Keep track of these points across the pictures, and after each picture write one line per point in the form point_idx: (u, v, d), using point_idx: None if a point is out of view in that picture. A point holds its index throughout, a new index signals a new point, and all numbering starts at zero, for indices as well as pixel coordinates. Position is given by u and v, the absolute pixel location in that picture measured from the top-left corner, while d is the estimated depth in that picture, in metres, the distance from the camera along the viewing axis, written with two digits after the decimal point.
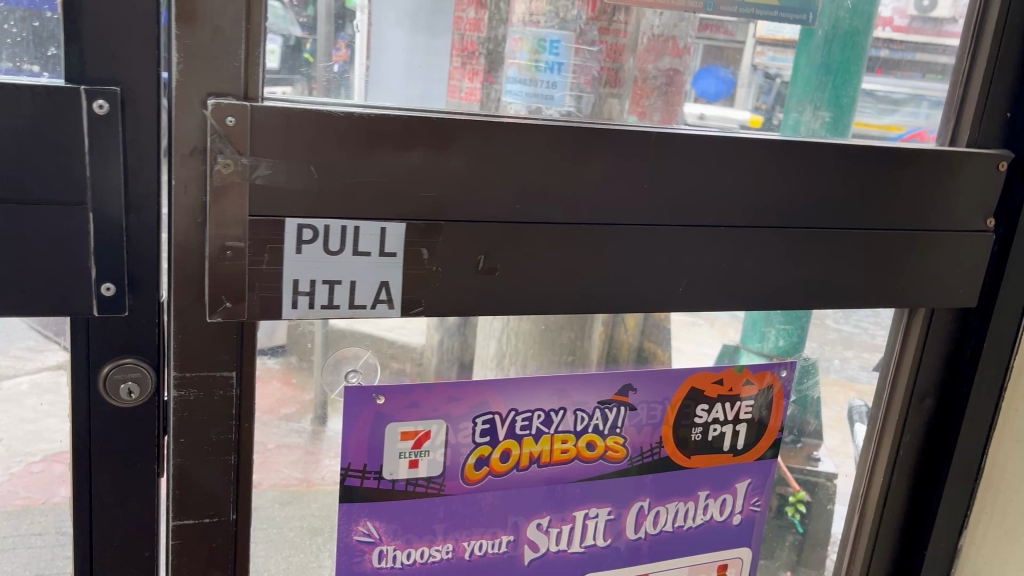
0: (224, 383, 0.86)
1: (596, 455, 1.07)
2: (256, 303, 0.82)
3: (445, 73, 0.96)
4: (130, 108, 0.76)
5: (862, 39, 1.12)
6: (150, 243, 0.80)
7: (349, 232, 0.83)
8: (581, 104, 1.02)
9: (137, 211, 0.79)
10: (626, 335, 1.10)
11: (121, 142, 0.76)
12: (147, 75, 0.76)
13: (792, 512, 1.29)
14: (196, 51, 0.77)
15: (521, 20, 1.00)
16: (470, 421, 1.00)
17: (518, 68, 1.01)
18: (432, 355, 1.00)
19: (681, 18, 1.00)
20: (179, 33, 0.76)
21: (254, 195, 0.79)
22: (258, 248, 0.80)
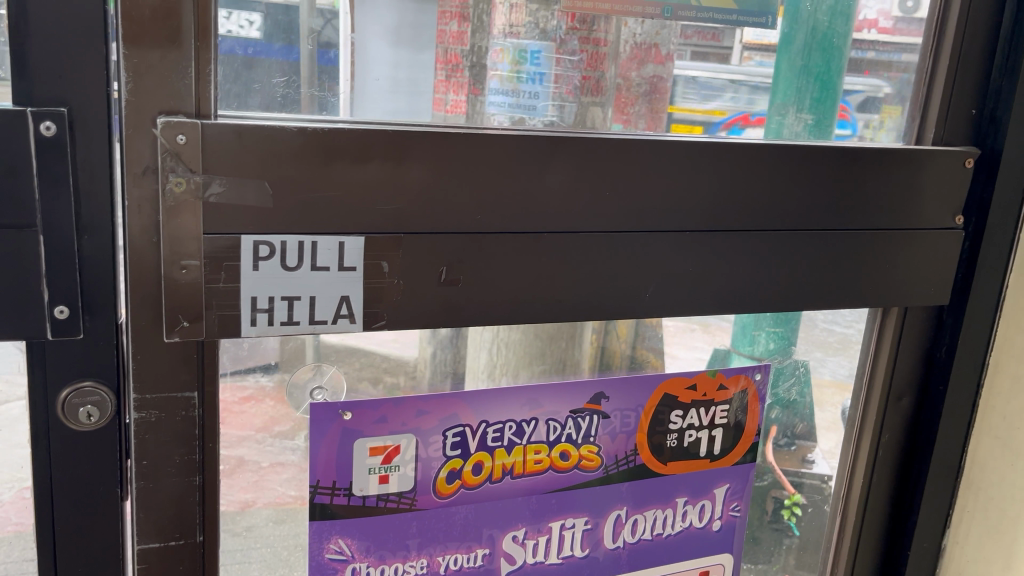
0: (186, 404, 0.85)
1: (570, 465, 1.07)
2: (214, 322, 0.81)
3: (429, 85, 0.95)
4: (80, 129, 0.76)
5: (843, 41, 1.12)
6: (105, 264, 0.80)
7: (307, 247, 0.83)
8: (564, 113, 1.01)
9: (91, 233, 0.79)
10: (619, 343, 1.09)
11: (70, 165, 0.76)
12: (96, 96, 0.76)
13: (788, 515, 1.28)
14: (145, 70, 0.76)
15: (501, 32, 0.97)
16: (440, 434, 0.99)
17: (500, 80, 0.99)
18: (425, 368, 1.01)
19: (663, 25, 1.00)
20: (127, 53, 0.75)
21: (208, 213, 0.78)
22: (214, 267, 0.80)
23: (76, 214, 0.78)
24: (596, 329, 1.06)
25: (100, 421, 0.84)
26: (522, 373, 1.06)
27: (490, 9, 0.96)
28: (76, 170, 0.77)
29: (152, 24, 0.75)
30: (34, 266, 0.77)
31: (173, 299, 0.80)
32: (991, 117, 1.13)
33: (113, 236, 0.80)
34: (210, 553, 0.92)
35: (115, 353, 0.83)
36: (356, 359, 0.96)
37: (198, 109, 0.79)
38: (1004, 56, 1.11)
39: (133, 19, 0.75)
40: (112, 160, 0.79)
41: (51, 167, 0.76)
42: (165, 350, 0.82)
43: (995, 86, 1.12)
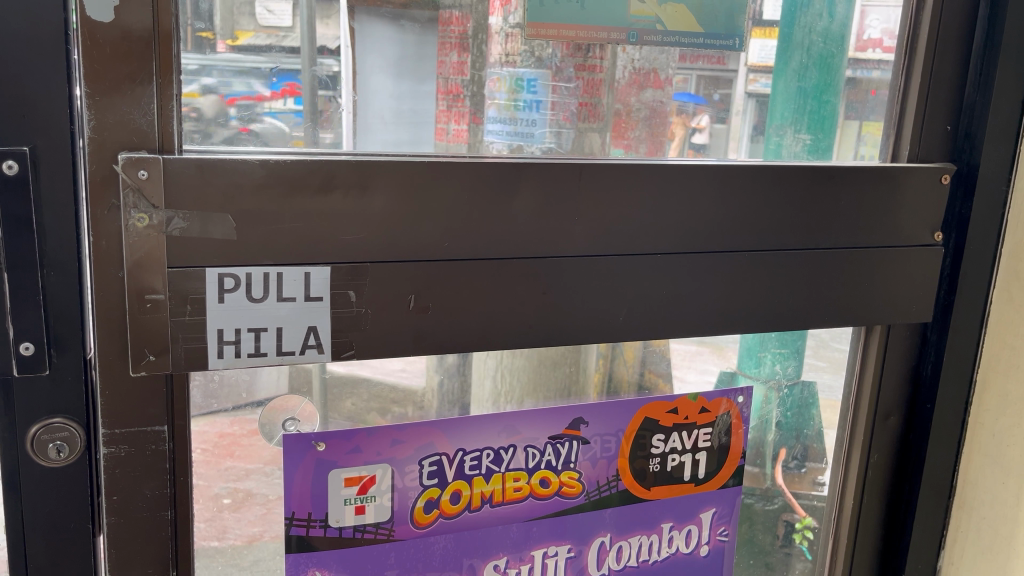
0: (155, 438, 0.85)
1: (551, 491, 1.06)
2: (180, 356, 0.82)
3: (430, 115, 0.98)
4: (43, 167, 0.77)
5: (838, 61, 1.15)
6: (72, 300, 0.81)
7: (272, 279, 0.83)
8: (561, 139, 1.03)
9: (57, 270, 0.80)
10: (626, 368, 1.09)
11: (32, 201, 0.77)
12: (59, 134, 0.77)
13: (800, 540, 1.28)
14: (108, 107, 0.77)
15: (498, 62, 1.00)
16: (416, 464, 0.99)
17: (497, 108, 1.02)
18: (433, 399, 1.01)
19: (660, 50, 1.01)
20: (89, 91, 0.77)
21: (172, 248, 0.79)
22: (179, 300, 0.80)
23: (43, 250, 0.79)
24: (602, 352, 1.08)
25: (70, 457, 0.84)
26: (527, 400, 1.05)
27: (489, 38, 0.99)
28: (40, 209, 0.78)
29: (114, 62, 0.77)
30: None
31: (140, 334, 0.80)
32: (966, 133, 1.12)
33: (80, 271, 0.81)
34: None
35: (84, 389, 0.83)
36: (363, 390, 0.97)
37: (161, 146, 0.80)
38: (977, 71, 1.11)
39: (95, 56, 0.76)
40: (77, 197, 0.80)
41: (15, 203, 0.77)
42: (132, 384, 0.83)
43: (969, 101, 1.11)
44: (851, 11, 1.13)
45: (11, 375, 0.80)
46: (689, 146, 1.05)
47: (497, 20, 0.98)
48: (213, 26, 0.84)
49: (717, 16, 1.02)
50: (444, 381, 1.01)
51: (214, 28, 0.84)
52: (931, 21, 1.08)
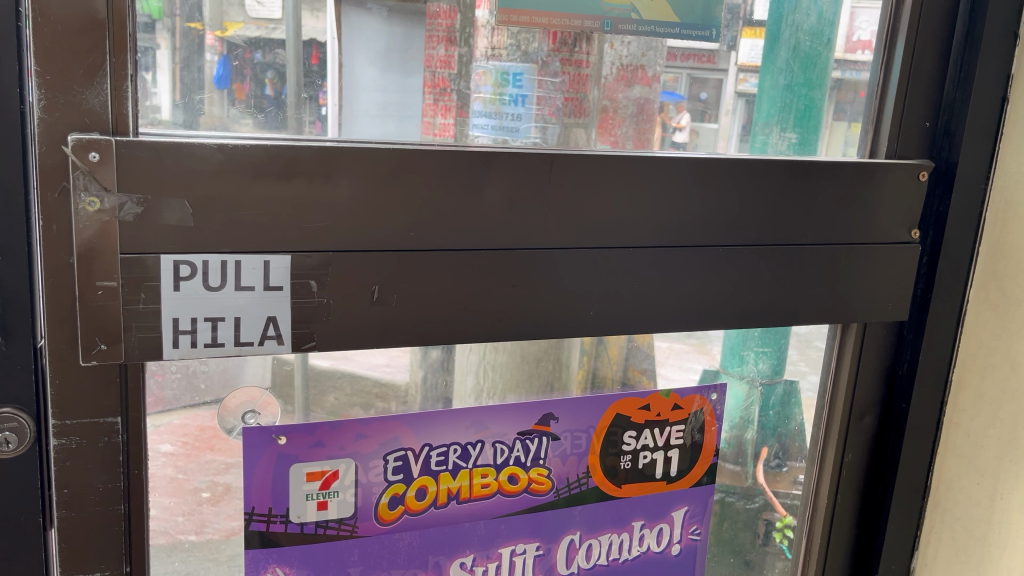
0: (108, 430, 0.83)
1: (520, 489, 1.04)
2: (134, 345, 0.79)
3: (418, 109, 0.95)
4: None
5: (823, 60, 1.14)
6: (23, 286, 0.78)
7: (230, 267, 0.81)
8: (547, 135, 1.02)
9: (5, 255, 0.77)
10: (610, 366, 1.09)
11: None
12: (8, 115, 0.75)
13: (781, 538, 1.27)
14: (58, 88, 0.75)
15: (483, 55, 0.97)
16: (381, 459, 0.96)
17: (483, 102, 0.99)
18: (416, 395, 1.00)
19: (649, 47, 1.01)
20: (39, 70, 0.74)
21: (125, 233, 0.77)
22: (132, 287, 0.78)
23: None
24: (586, 350, 1.07)
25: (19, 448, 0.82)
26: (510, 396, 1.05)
27: (475, 32, 0.96)
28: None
29: (66, 41, 0.74)
30: None
31: (90, 323, 0.77)
32: (944, 130, 1.11)
33: (30, 258, 0.78)
34: None
35: (35, 378, 0.81)
36: (345, 384, 0.96)
37: (114, 128, 0.77)
38: (957, 66, 1.09)
39: (46, 34, 0.73)
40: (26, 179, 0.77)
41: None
42: (82, 374, 0.80)
43: (949, 98, 1.10)
44: (838, 11, 1.12)
45: None
46: (666, 143, 1.02)
47: (484, 13, 0.95)
48: (205, 17, 0.83)
49: (693, 7, 1.00)
50: (430, 372, 1.01)
51: (202, 19, 0.83)
52: (911, 14, 1.06)
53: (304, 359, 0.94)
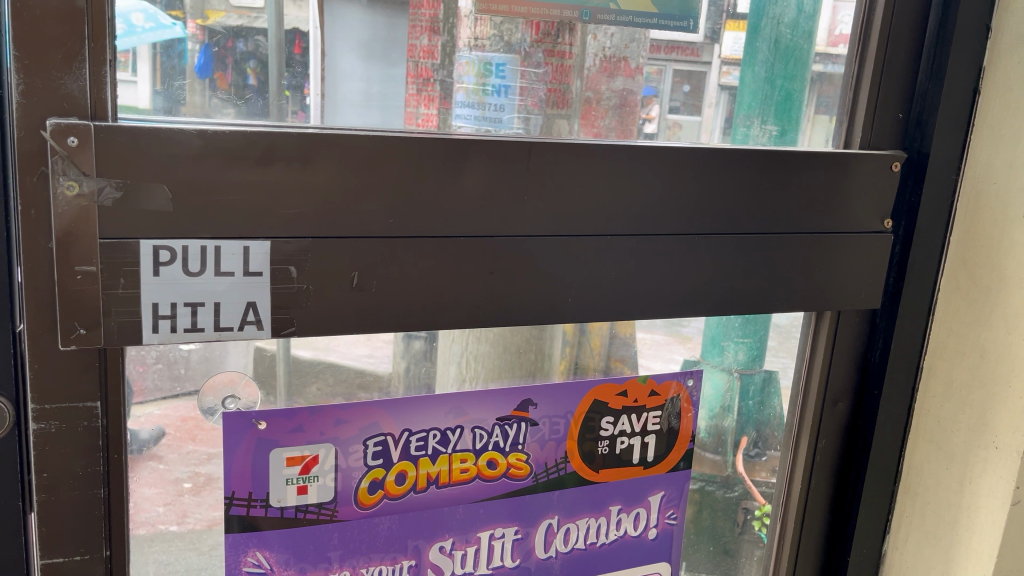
0: (88, 414, 0.83)
1: (498, 473, 1.05)
2: (113, 330, 0.79)
3: (401, 99, 0.95)
4: None
5: (804, 53, 1.16)
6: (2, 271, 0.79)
7: (210, 253, 0.81)
8: (529, 126, 1.01)
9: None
10: (592, 356, 1.10)
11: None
12: None
13: (759, 527, 1.29)
14: (36, 73, 0.75)
15: (466, 45, 0.98)
16: (361, 444, 0.97)
17: (466, 92, 1.00)
18: (399, 384, 1.01)
19: (632, 38, 1.02)
20: (18, 54, 0.74)
21: (104, 218, 0.77)
22: (112, 272, 0.78)
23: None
24: (568, 339, 1.08)
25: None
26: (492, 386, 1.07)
27: (458, 22, 0.97)
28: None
29: (45, 27, 0.74)
30: None
31: (69, 306, 0.78)
32: (917, 121, 1.13)
33: (10, 243, 0.78)
34: (119, 568, 0.90)
35: (14, 363, 0.81)
36: (329, 375, 0.97)
37: (95, 112, 0.77)
38: (931, 57, 1.11)
39: (26, 21, 0.73)
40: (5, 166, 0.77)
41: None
42: (61, 357, 0.80)
43: (922, 89, 1.12)
44: (819, 4, 1.14)
45: None
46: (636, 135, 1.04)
47: (466, 3, 0.96)
48: (185, 5, 0.83)
49: None
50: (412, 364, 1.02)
51: (184, 7, 0.83)
52: (885, 6, 1.08)
53: (286, 347, 0.94)
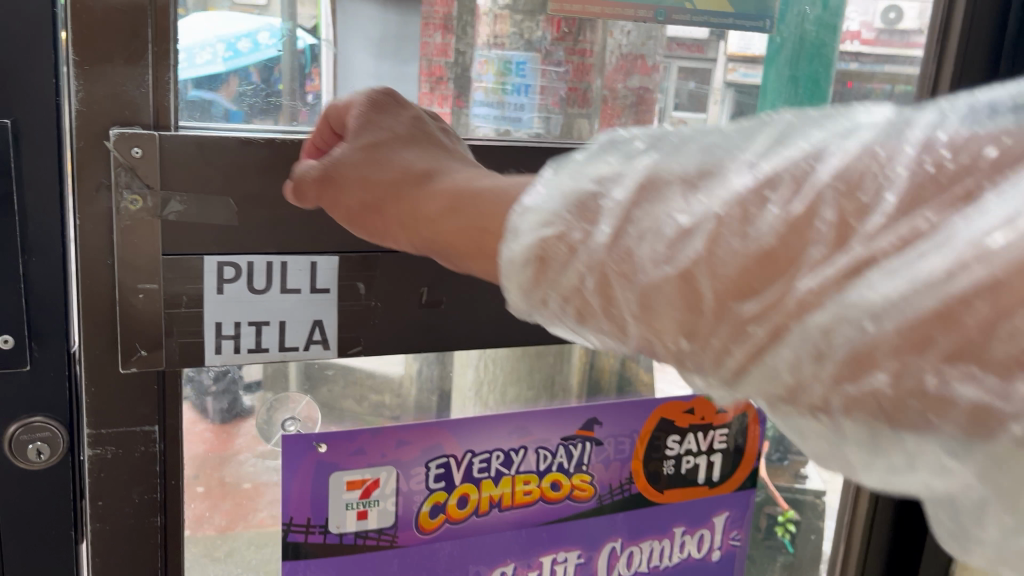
0: (145, 439, 0.79)
1: (562, 495, 1.00)
2: (175, 350, 0.75)
3: (412, 99, 0.88)
4: (25, 142, 0.70)
5: (828, 51, 1.03)
6: (55, 288, 0.74)
7: (276, 268, 0.76)
8: (549, 125, 0.95)
9: (37, 256, 0.73)
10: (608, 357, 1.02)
11: (14, 179, 0.70)
12: (41, 106, 0.70)
13: (782, 531, 1.23)
14: (97, 78, 0.70)
15: (486, 43, 0.90)
16: (422, 466, 0.93)
17: (484, 92, 0.92)
18: (409, 387, 0.95)
19: (649, 34, 0.95)
20: (78, 59, 0.69)
21: (166, 232, 0.72)
22: (174, 290, 0.74)
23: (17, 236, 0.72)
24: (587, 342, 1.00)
25: (51, 458, 0.77)
26: (509, 389, 0.99)
27: (475, 19, 0.89)
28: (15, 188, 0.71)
29: (105, 30, 0.69)
30: None
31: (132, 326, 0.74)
32: None
33: (64, 258, 0.74)
34: None
35: (68, 386, 0.77)
36: (338, 376, 0.91)
37: (157, 121, 0.72)
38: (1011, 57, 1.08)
39: (86, 24, 0.68)
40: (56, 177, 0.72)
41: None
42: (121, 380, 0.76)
43: None
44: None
45: None
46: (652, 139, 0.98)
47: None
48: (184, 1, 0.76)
49: None
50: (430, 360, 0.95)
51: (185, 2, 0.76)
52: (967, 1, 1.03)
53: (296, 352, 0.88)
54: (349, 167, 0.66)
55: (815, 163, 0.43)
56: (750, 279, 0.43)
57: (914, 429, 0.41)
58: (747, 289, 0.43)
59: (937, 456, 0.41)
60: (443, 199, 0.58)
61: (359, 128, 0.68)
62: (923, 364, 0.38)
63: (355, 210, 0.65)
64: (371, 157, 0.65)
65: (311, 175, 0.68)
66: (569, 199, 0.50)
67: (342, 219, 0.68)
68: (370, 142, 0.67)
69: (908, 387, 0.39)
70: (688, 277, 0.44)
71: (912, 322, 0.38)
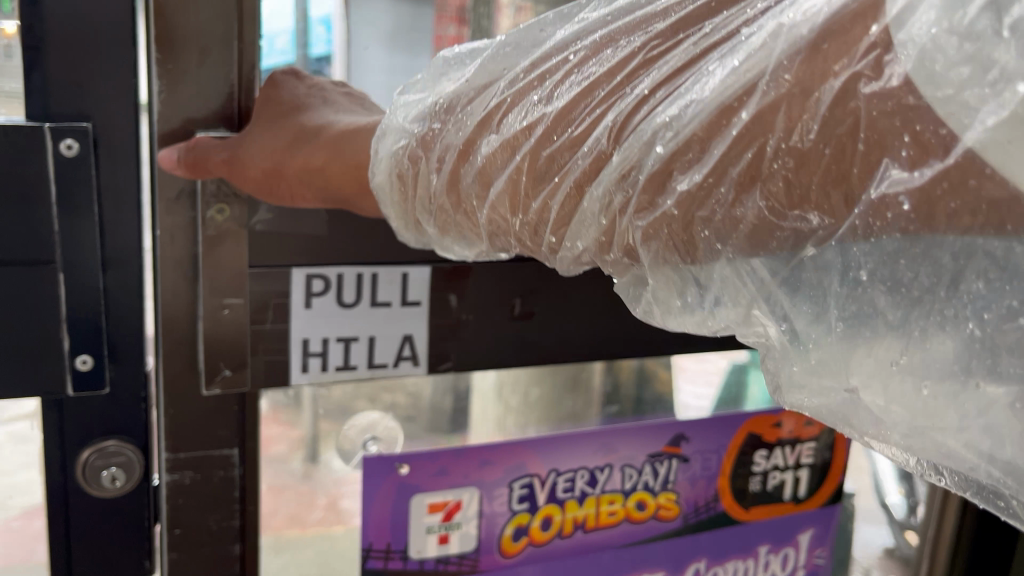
0: (224, 463, 0.76)
1: (647, 516, 0.95)
2: (260, 369, 0.71)
3: None
4: (104, 148, 0.67)
5: None
6: (133, 301, 0.71)
7: (367, 281, 0.71)
8: None
9: (113, 270, 0.69)
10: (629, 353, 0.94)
11: (95, 190, 0.67)
12: (120, 110, 0.67)
13: None
14: (181, 78, 0.67)
15: (508, 36, 0.85)
16: (506, 487, 0.87)
17: None
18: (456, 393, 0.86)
19: None
20: (161, 59, 0.66)
21: (253, 242, 0.68)
22: (260, 306, 0.69)
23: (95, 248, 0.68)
24: None
25: (124, 485, 0.75)
26: (532, 391, 0.90)
27: (497, 12, 0.84)
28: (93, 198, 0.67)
29: (190, 27, 0.66)
30: (52, 309, 0.67)
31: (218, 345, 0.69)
32: None
33: (142, 271, 0.71)
34: None
35: (143, 407, 0.74)
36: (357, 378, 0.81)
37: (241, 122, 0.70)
38: None
39: (172, 23, 0.65)
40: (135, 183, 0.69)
41: (74, 190, 0.66)
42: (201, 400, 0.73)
43: None
44: None
45: (66, 394, 0.70)
46: None
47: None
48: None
49: None
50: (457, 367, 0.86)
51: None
52: None
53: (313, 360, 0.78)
54: (277, 154, 0.62)
55: (746, 28, 0.42)
56: (673, 166, 0.41)
57: (931, 244, 0.37)
58: (700, 157, 0.40)
59: (970, 278, 0.37)
60: (417, 153, 0.54)
61: (287, 111, 0.64)
62: (859, 261, 0.39)
63: (322, 176, 0.60)
64: (286, 130, 0.62)
65: (215, 172, 0.64)
66: (510, 129, 0.48)
67: (318, 190, 0.62)
68: (272, 120, 0.64)
69: (888, 188, 0.35)
70: (601, 158, 0.44)
71: (870, 118, 0.35)
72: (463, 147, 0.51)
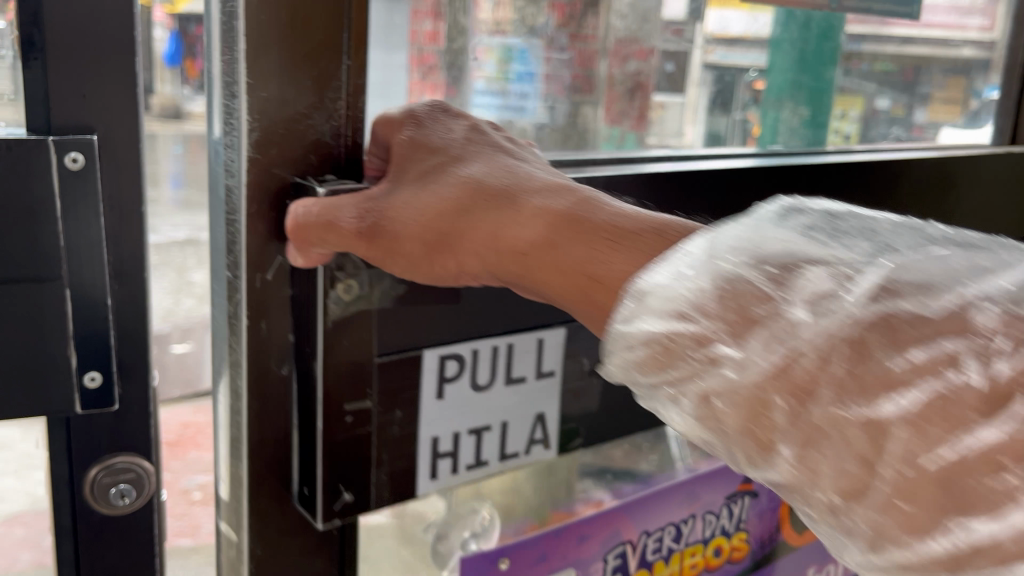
0: (330, 542, 0.91)
1: (723, 559, 1.28)
2: (382, 475, 0.88)
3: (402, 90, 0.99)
4: (107, 156, 0.72)
5: (835, 32, 1.49)
6: (233, 343, 0.83)
7: (496, 359, 0.96)
8: (553, 113, 1.18)
9: (118, 280, 0.75)
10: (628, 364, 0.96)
11: (100, 203, 0.72)
12: (121, 122, 0.72)
13: None
14: (270, 97, 0.78)
15: (487, 31, 1.09)
16: (602, 560, 1.10)
17: (484, 79, 1.10)
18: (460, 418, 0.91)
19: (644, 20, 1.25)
20: (254, 84, 0.76)
21: (372, 325, 0.83)
22: (387, 404, 0.87)
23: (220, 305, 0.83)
24: None
25: (134, 501, 0.81)
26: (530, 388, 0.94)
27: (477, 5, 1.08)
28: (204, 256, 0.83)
29: (284, 47, 0.77)
30: (60, 318, 0.71)
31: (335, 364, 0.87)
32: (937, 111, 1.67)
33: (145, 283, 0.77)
34: None
35: (149, 422, 0.80)
36: None
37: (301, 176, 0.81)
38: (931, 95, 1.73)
39: (284, 127, 0.79)
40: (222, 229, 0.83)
41: (80, 207, 0.71)
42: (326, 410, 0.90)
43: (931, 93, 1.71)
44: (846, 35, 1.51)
45: (76, 411, 0.75)
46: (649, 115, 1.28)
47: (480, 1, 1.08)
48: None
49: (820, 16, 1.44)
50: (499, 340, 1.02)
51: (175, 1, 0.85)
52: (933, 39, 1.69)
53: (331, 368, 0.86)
54: (450, 217, 0.74)
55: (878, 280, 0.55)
56: (950, 409, 0.48)
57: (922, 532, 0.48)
58: (908, 387, 0.50)
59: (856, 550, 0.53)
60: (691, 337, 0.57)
61: (435, 173, 0.76)
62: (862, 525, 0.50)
63: (498, 247, 0.73)
64: (459, 196, 0.74)
65: (354, 239, 0.74)
66: (738, 279, 0.57)
67: (489, 264, 0.75)
68: (424, 171, 0.76)
69: (949, 381, 0.49)
70: (705, 337, 0.57)
71: (940, 354, 0.50)
72: (746, 317, 0.56)
